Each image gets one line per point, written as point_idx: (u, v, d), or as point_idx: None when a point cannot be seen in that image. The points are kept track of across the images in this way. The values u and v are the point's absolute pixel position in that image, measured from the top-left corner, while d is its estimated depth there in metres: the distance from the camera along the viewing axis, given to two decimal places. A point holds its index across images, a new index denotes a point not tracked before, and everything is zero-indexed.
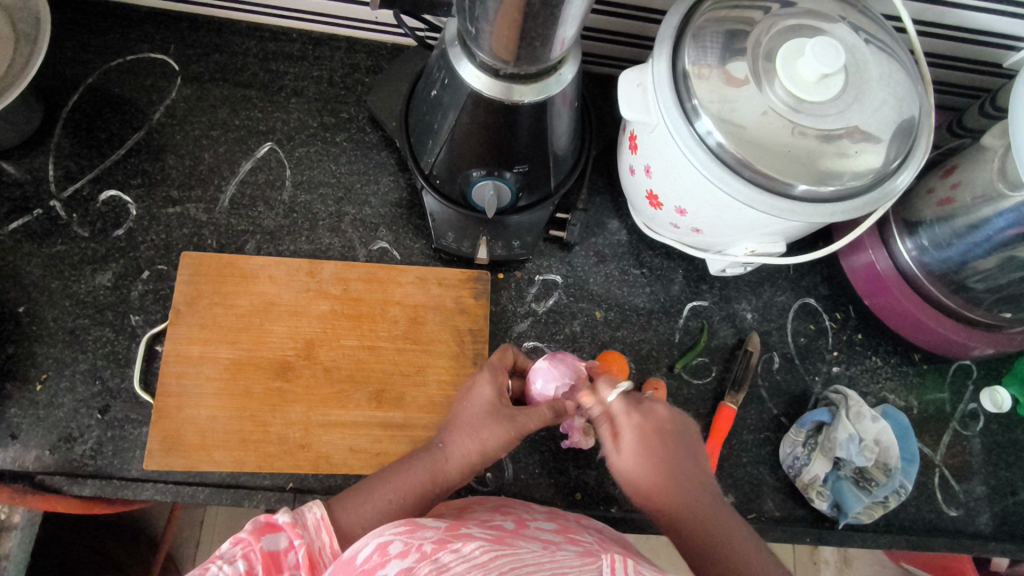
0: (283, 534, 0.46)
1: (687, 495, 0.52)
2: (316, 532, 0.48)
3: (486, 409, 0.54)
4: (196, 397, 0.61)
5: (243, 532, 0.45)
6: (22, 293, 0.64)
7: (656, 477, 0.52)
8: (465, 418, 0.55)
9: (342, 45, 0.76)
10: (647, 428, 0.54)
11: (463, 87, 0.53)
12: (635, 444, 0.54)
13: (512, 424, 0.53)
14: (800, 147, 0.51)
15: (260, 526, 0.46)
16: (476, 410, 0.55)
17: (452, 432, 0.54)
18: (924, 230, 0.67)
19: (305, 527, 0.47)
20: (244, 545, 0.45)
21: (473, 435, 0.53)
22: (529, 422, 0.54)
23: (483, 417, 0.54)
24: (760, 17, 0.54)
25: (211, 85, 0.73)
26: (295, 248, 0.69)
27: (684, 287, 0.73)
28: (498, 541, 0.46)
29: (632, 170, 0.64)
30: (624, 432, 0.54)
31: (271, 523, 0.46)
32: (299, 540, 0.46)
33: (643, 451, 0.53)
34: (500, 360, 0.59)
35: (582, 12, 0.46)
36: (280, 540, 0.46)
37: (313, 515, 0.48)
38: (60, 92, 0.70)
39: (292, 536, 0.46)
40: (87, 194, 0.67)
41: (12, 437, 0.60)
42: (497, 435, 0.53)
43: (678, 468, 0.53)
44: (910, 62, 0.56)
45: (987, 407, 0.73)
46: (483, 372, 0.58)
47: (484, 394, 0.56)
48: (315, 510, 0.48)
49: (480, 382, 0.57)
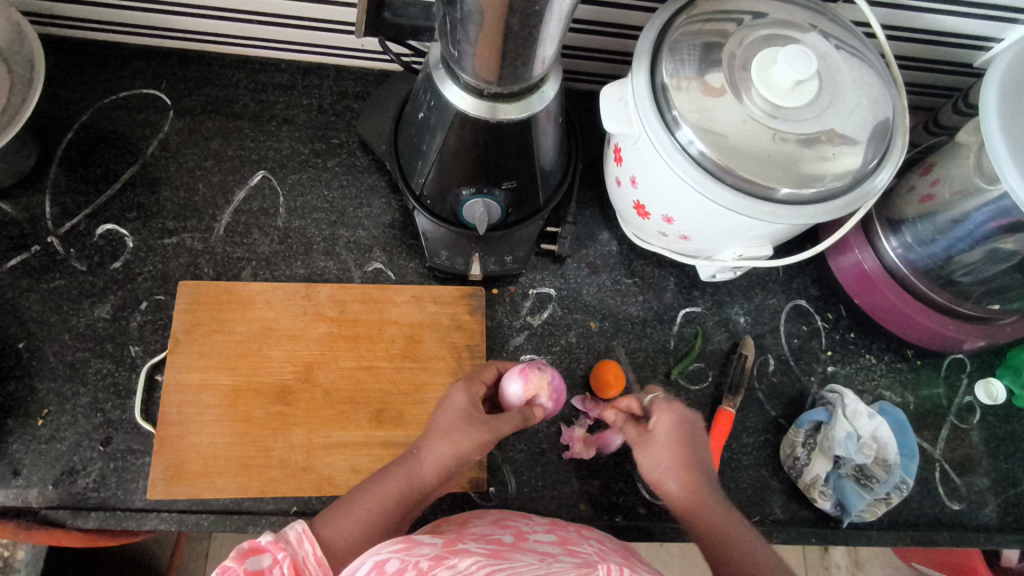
0: (266, 553, 0.45)
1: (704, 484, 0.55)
2: (297, 545, 0.48)
3: (459, 413, 0.55)
4: (198, 424, 0.62)
5: (227, 561, 0.43)
6: (22, 330, 0.64)
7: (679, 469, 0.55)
8: (437, 423, 0.55)
9: (330, 73, 0.77)
10: (681, 426, 0.57)
11: (449, 107, 0.55)
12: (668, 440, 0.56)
13: (484, 429, 0.55)
14: (781, 151, 0.53)
15: (244, 551, 0.44)
16: (449, 414, 0.55)
17: (426, 437, 0.55)
18: (907, 228, 0.68)
19: (287, 543, 0.47)
20: (229, 574, 0.43)
21: (445, 438, 0.54)
22: (499, 426, 0.56)
23: (456, 422, 0.55)
24: (734, 29, 0.56)
25: (203, 117, 0.74)
26: (291, 273, 0.70)
27: (677, 294, 0.74)
28: (495, 555, 0.47)
29: (618, 182, 0.65)
30: (659, 427, 0.57)
31: (254, 546, 0.45)
32: (282, 554, 0.46)
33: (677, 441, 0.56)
34: (479, 373, 0.60)
35: (560, 31, 0.47)
36: (264, 559, 0.45)
37: (294, 530, 0.48)
38: (55, 131, 0.71)
39: (275, 552, 0.46)
40: (84, 229, 0.68)
41: (14, 473, 0.60)
42: (468, 436, 0.54)
43: (700, 461, 0.56)
44: (881, 64, 0.58)
45: (983, 399, 0.73)
46: (458, 382, 0.59)
47: (457, 400, 0.56)
48: (296, 525, 0.49)
49: (454, 389, 0.58)
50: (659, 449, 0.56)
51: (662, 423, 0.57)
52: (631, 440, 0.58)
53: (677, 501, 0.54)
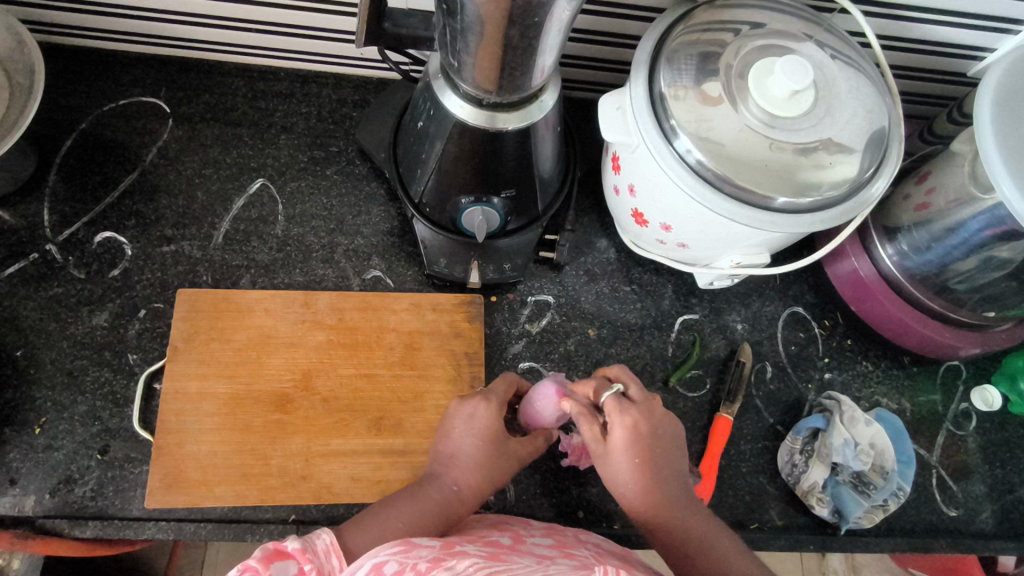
0: (293, 561, 0.45)
1: (666, 494, 0.54)
2: (325, 557, 0.47)
3: (490, 442, 0.56)
4: (197, 433, 0.61)
5: (252, 560, 0.43)
6: (20, 338, 0.64)
7: (642, 477, 0.54)
8: (466, 454, 0.56)
9: (329, 81, 0.78)
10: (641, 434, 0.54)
11: (449, 117, 0.55)
12: (625, 447, 0.54)
13: (513, 459, 0.58)
14: (778, 160, 0.53)
15: (269, 554, 0.44)
16: (479, 443, 0.56)
17: (460, 470, 0.56)
18: (903, 236, 0.69)
19: (315, 553, 0.47)
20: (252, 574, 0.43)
21: (483, 472, 0.56)
22: (525, 455, 0.59)
23: (491, 455, 0.56)
24: (730, 39, 0.57)
25: (202, 125, 0.74)
26: (290, 281, 0.70)
27: (675, 301, 0.75)
28: (492, 557, 0.47)
29: (617, 191, 0.66)
30: (615, 433, 0.54)
31: (280, 550, 0.45)
32: (309, 565, 0.45)
33: (635, 454, 0.54)
34: (502, 391, 0.60)
35: (560, 41, 0.48)
36: (290, 567, 0.44)
37: (323, 542, 0.48)
38: (53, 139, 0.71)
39: (302, 562, 0.45)
40: (82, 236, 0.68)
41: (11, 482, 0.59)
42: (502, 470, 0.57)
43: (661, 468, 0.55)
44: (876, 74, 0.59)
45: (978, 406, 0.74)
46: (480, 401, 0.58)
47: (486, 427, 0.57)
48: (324, 536, 0.48)
49: (480, 413, 0.58)
50: (619, 463, 0.54)
51: (617, 435, 0.54)
52: (591, 446, 0.55)
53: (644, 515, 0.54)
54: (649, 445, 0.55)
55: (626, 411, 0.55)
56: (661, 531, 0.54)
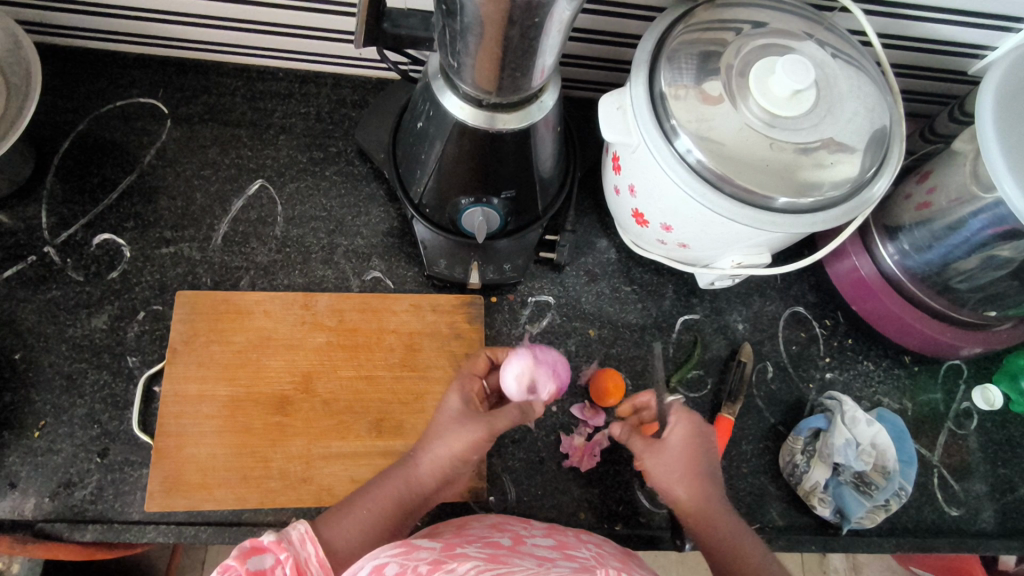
0: (268, 554, 0.45)
1: (711, 489, 0.55)
2: (301, 545, 0.48)
3: (454, 415, 0.54)
4: (196, 436, 0.61)
5: (229, 559, 0.44)
6: (19, 341, 0.64)
7: (691, 472, 0.55)
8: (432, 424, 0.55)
9: (328, 81, 0.77)
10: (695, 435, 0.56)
11: (448, 117, 0.55)
12: (682, 443, 0.56)
13: (482, 427, 0.53)
14: (778, 160, 0.53)
15: (246, 551, 0.45)
16: (445, 418, 0.55)
17: (425, 440, 0.54)
18: (904, 235, 0.69)
19: (290, 543, 0.47)
20: (231, 572, 0.43)
21: (440, 439, 0.53)
22: (498, 424, 0.54)
23: (450, 423, 0.54)
24: (731, 38, 0.56)
25: (200, 126, 0.74)
26: (289, 282, 0.69)
27: (676, 302, 0.74)
28: (493, 560, 0.47)
29: (617, 191, 0.65)
30: (673, 430, 0.57)
31: (256, 546, 0.45)
32: (285, 554, 0.46)
33: (688, 449, 0.56)
34: (471, 371, 0.60)
35: (560, 41, 0.48)
36: (266, 560, 0.45)
37: (297, 530, 0.48)
38: (51, 140, 0.71)
39: (277, 553, 0.46)
40: (81, 239, 0.68)
41: (11, 486, 0.59)
42: (464, 436, 0.53)
43: (709, 470, 0.56)
44: (877, 72, 0.58)
45: (980, 405, 0.74)
46: (451, 383, 0.58)
47: (451, 401, 0.56)
48: (299, 525, 0.48)
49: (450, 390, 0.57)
50: (670, 454, 0.55)
51: (676, 430, 0.56)
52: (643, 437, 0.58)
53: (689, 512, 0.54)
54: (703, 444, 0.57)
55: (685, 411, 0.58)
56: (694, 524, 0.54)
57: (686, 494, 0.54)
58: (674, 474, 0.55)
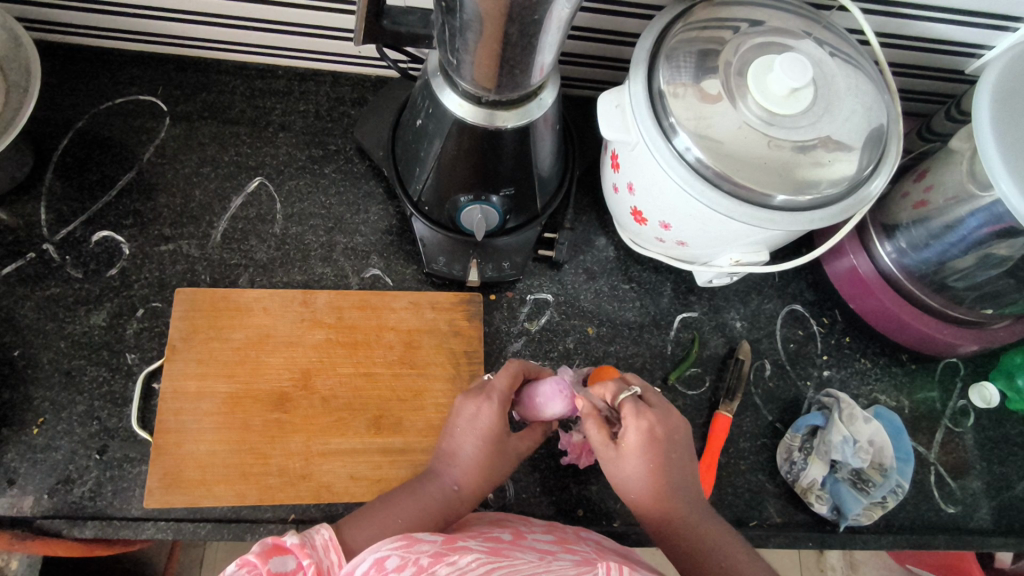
0: (291, 556, 0.46)
1: (676, 492, 0.54)
2: (324, 552, 0.48)
3: (491, 444, 0.56)
4: (195, 432, 0.61)
5: (250, 556, 0.45)
6: (17, 337, 0.64)
7: (654, 477, 0.54)
8: (466, 450, 0.56)
9: (327, 79, 0.77)
10: (654, 439, 0.54)
11: (448, 115, 0.55)
12: (639, 449, 0.54)
13: (511, 455, 0.58)
14: (776, 158, 0.53)
15: (268, 549, 0.45)
16: (481, 446, 0.56)
17: (458, 467, 0.56)
18: (902, 234, 0.69)
19: (313, 548, 0.48)
20: (250, 569, 0.44)
21: (482, 470, 0.56)
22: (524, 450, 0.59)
23: (492, 452, 0.56)
24: (729, 36, 0.56)
25: (199, 123, 0.74)
26: (288, 279, 0.70)
27: (674, 300, 0.75)
28: (494, 552, 0.47)
29: (616, 189, 0.66)
30: (631, 432, 0.54)
31: (278, 545, 0.46)
32: (307, 560, 0.46)
33: (648, 455, 0.54)
34: (506, 386, 0.58)
35: (559, 39, 0.48)
36: (288, 562, 0.45)
37: (321, 537, 0.49)
38: (50, 137, 0.71)
39: (300, 557, 0.46)
40: (79, 236, 0.68)
41: (9, 483, 0.59)
42: (502, 467, 0.57)
43: (674, 471, 0.55)
44: (875, 71, 0.59)
45: (976, 403, 0.74)
46: (485, 401, 0.57)
47: (490, 427, 0.56)
48: (323, 531, 0.49)
49: (483, 413, 0.57)
50: (630, 462, 0.54)
51: (631, 436, 0.54)
52: (599, 442, 0.55)
53: (655, 519, 0.54)
54: (664, 446, 0.54)
55: (642, 413, 0.54)
56: (665, 530, 0.53)
57: (650, 501, 0.54)
58: (637, 482, 0.54)
